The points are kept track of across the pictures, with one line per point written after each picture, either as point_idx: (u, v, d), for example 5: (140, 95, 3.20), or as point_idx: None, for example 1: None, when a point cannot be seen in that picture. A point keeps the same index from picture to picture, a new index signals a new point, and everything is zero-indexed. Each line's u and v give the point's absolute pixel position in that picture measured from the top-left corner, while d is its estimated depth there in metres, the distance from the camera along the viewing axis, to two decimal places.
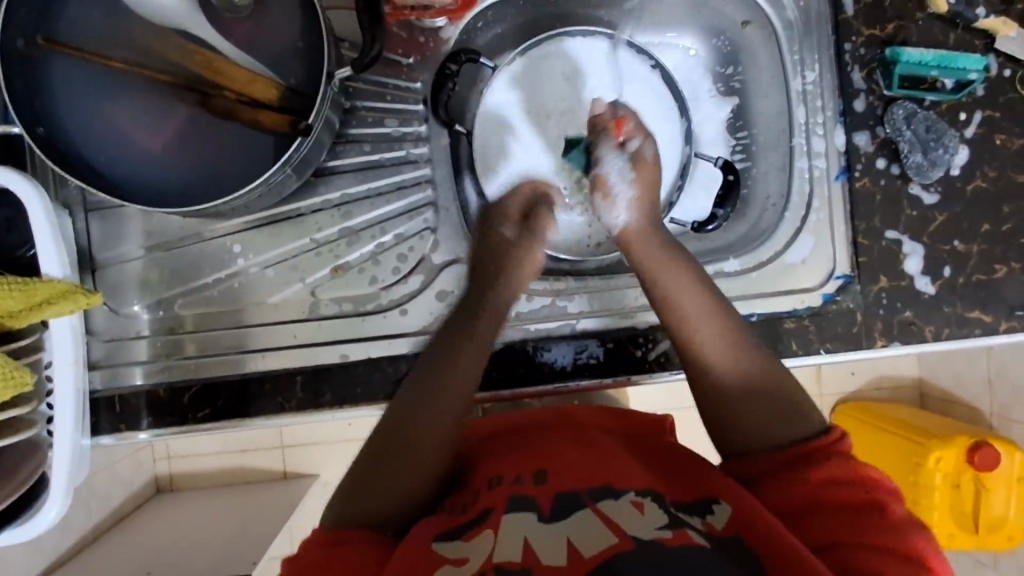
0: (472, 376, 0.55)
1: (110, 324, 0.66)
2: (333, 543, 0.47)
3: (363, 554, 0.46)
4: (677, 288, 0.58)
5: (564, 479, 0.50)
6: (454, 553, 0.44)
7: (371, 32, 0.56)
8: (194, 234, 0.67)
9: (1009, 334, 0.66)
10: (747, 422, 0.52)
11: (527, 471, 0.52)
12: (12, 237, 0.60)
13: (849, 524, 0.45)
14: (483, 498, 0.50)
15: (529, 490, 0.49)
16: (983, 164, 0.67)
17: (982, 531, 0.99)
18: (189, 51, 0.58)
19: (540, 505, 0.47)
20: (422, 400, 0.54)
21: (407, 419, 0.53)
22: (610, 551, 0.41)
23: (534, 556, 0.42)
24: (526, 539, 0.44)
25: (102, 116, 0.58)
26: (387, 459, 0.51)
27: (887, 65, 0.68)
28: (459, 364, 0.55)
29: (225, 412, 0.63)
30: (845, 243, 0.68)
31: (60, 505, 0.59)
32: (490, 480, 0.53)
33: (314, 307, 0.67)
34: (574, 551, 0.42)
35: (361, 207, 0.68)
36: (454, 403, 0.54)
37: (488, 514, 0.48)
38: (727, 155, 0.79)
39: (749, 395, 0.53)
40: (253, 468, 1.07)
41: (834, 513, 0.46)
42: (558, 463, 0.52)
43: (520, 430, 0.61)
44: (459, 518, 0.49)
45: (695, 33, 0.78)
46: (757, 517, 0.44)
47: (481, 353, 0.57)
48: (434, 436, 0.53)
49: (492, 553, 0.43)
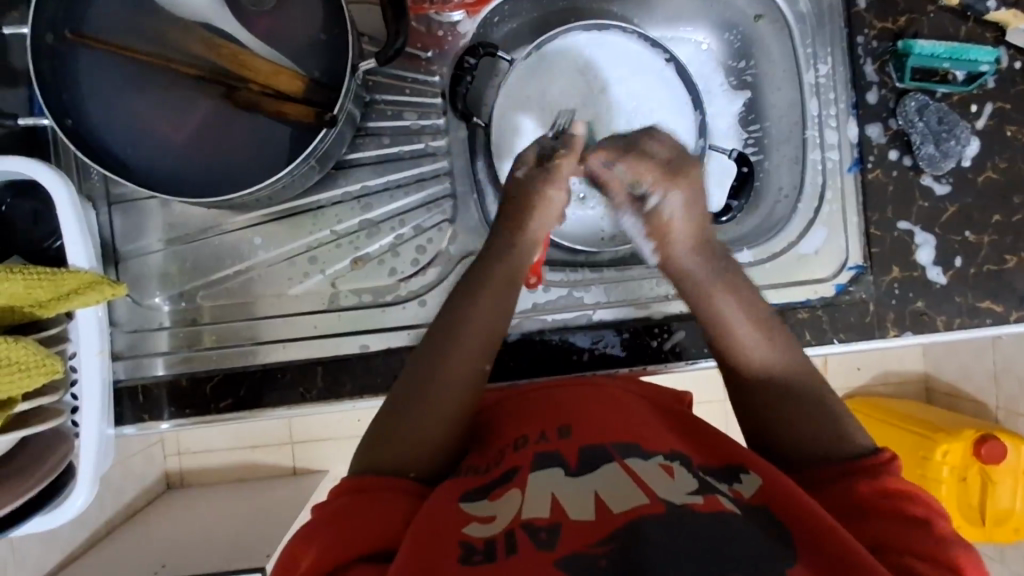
0: (489, 325, 0.56)
1: (132, 315, 0.67)
2: (360, 489, 0.48)
3: (390, 503, 0.47)
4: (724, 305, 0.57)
5: (590, 436, 0.52)
6: (481, 511, 0.46)
7: (394, 26, 0.57)
8: (215, 226, 0.68)
9: (1019, 324, 0.67)
10: (787, 424, 0.52)
11: (552, 429, 0.54)
12: (39, 228, 0.61)
13: (900, 530, 0.43)
14: (509, 458, 0.52)
15: (556, 450, 0.51)
16: (994, 155, 0.68)
17: (989, 523, 1.00)
18: (214, 44, 0.59)
19: (567, 462, 0.49)
20: (436, 357, 0.54)
21: (424, 371, 0.54)
22: (640, 512, 0.42)
23: (562, 512, 0.44)
24: (553, 496, 0.45)
25: (127, 108, 0.59)
26: (403, 405, 0.52)
27: (899, 57, 0.69)
28: (473, 317, 0.55)
29: (246, 402, 0.64)
30: (858, 234, 0.69)
31: (88, 492, 0.60)
32: (516, 440, 0.54)
33: (334, 299, 0.68)
34: (602, 507, 0.43)
35: (380, 199, 0.69)
36: (468, 354, 0.54)
37: (514, 472, 0.49)
38: (740, 148, 0.80)
39: (791, 410, 0.52)
40: (263, 464, 1.08)
41: (887, 518, 0.44)
42: (585, 422, 0.54)
43: (534, 389, 0.61)
44: (486, 476, 0.50)
45: (708, 27, 0.79)
46: (785, 488, 0.45)
47: (496, 296, 0.57)
48: (449, 389, 0.53)
49: (521, 509, 0.45)
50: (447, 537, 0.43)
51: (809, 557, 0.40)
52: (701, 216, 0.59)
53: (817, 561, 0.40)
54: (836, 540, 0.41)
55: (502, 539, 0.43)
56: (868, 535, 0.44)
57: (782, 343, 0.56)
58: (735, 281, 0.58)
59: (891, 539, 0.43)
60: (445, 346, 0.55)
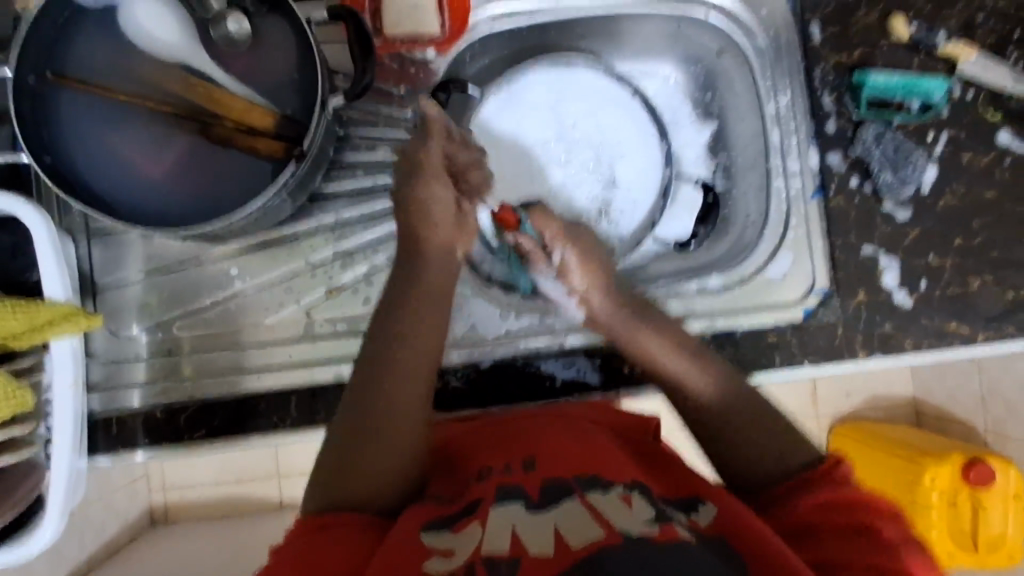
0: (427, 348, 0.57)
1: (109, 347, 0.68)
2: (319, 528, 0.48)
3: (350, 539, 0.47)
4: (649, 343, 0.62)
5: (553, 469, 0.52)
6: (443, 544, 0.46)
7: (362, 64, 0.60)
8: (192, 258, 0.69)
9: (986, 344, 0.68)
10: (737, 452, 0.55)
11: (515, 460, 0.54)
12: (17, 262, 0.62)
13: (859, 548, 0.44)
14: (473, 490, 0.52)
15: (518, 483, 0.51)
16: (952, 181, 0.70)
17: (982, 549, 0.99)
18: (192, 83, 0.62)
19: (529, 495, 0.49)
20: (379, 388, 0.55)
21: (369, 401, 0.54)
22: (600, 544, 0.42)
23: (521, 546, 0.44)
24: (513, 529, 0.46)
25: (105, 145, 0.61)
26: (356, 441, 0.53)
27: (854, 89, 0.72)
28: (412, 341, 0.57)
29: (222, 431, 0.65)
30: (823, 258, 0.70)
31: (56, 527, 0.60)
32: (480, 471, 0.54)
33: (308, 328, 0.69)
34: (562, 540, 0.44)
35: (354, 229, 0.71)
36: (415, 382, 0.56)
37: (476, 505, 0.50)
38: (708, 176, 0.83)
39: (742, 435, 0.56)
40: (249, 497, 1.07)
41: (836, 535, 0.46)
42: (550, 455, 0.54)
43: (501, 421, 0.62)
44: (448, 509, 0.51)
45: (674, 62, 0.83)
46: (742, 521, 0.46)
47: (437, 320, 0.59)
48: (397, 417, 0.54)
49: (482, 542, 0.45)
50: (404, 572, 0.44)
51: None
52: (603, 266, 0.67)
53: None
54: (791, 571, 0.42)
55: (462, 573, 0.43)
56: (822, 556, 0.46)
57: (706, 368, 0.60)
58: (659, 321, 0.63)
59: (842, 556, 0.45)
60: (384, 372, 0.55)
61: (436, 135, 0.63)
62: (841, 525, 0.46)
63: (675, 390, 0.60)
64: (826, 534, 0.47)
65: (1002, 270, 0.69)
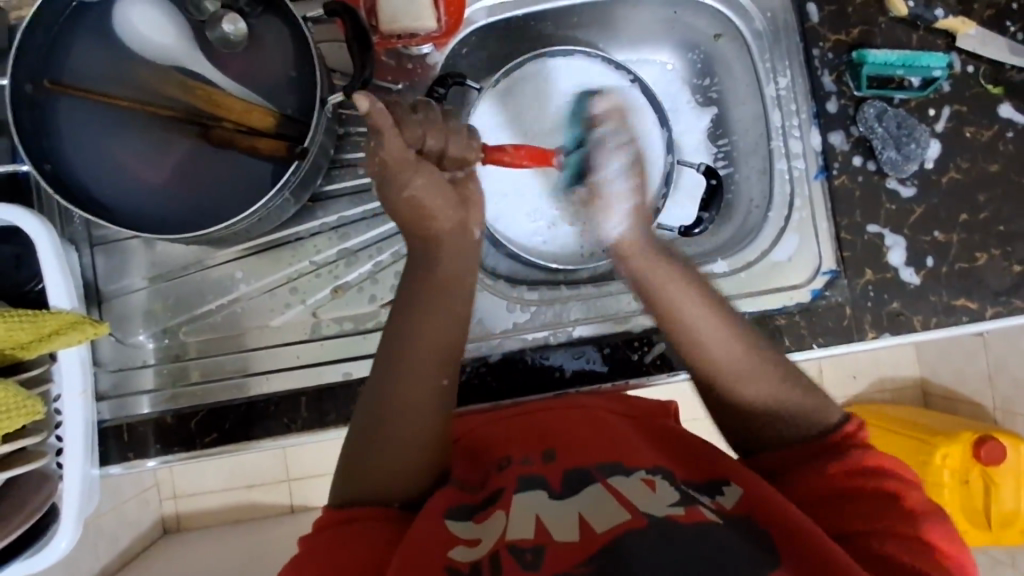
0: (444, 336, 0.53)
1: (116, 354, 0.67)
2: (345, 521, 0.48)
3: (374, 534, 0.47)
4: (668, 285, 0.58)
5: (574, 459, 0.53)
6: (468, 534, 0.47)
7: (360, 59, 0.59)
8: (195, 263, 0.69)
9: (995, 319, 0.68)
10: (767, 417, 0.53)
11: (535, 452, 0.55)
12: (22, 272, 0.62)
13: (862, 511, 0.47)
14: (495, 480, 0.53)
15: (539, 473, 0.52)
16: (955, 157, 0.70)
17: (995, 527, 0.97)
18: (189, 86, 0.61)
19: (551, 485, 0.50)
20: (381, 410, 0.51)
21: (378, 407, 0.51)
22: (625, 528, 0.43)
23: (546, 534, 0.44)
24: (537, 517, 0.46)
25: (104, 152, 0.60)
26: (375, 433, 0.50)
27: (854, 67, 0.71)
28: (415, 354, 0.52)
29: (231, 436, 0.65)
30: (829, 239, 0.70)
31: (71, 535, 0.60)
32: (501, 462, 0.55)
33: (316, 328, 0.69)
34: (586, 526, 0.44)
35: (357, 228, 0.70)
36: (433, 373, 0.52)
37: (499, 494, 0.50)
38: (710, 162, 0.83)
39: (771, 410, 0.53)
40: (261, 503, 1.07)
41: (844, 503, 0.48)
42: (574, 447, 0.54)
43: (519, 411, 0.62)
44: (471, 498, 0.52)
45: (671, 49, 0.82)
46: (764, 500, 0.46)
47: (457, 303, 0.55)
48: (422, 412, 0.51)
49: (505, 530, 0.46)
50: (433, 559, 0.44)
51: (800, 568, 0.41)
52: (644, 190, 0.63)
53: (798, 561, 0.41)
54: (834, 562, 0.41)
55: (486, 562, 0.44)
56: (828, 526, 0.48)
57: (728, 322, 0.56)
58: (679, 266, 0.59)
59: (850, 525, 0.47)
60: (399, 363, 0.52)
61: (389, 132, 0.51)
62: (854, 490, 0.48)
63: (696, 343, 0.56)
64: (834, 500, 0.48)
65: (1009, 244, 0.69)
